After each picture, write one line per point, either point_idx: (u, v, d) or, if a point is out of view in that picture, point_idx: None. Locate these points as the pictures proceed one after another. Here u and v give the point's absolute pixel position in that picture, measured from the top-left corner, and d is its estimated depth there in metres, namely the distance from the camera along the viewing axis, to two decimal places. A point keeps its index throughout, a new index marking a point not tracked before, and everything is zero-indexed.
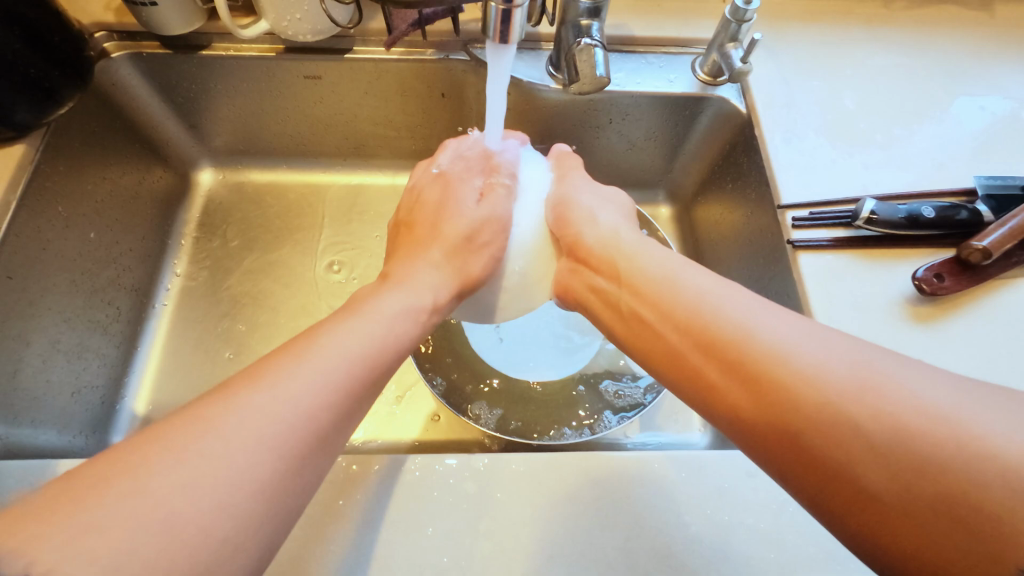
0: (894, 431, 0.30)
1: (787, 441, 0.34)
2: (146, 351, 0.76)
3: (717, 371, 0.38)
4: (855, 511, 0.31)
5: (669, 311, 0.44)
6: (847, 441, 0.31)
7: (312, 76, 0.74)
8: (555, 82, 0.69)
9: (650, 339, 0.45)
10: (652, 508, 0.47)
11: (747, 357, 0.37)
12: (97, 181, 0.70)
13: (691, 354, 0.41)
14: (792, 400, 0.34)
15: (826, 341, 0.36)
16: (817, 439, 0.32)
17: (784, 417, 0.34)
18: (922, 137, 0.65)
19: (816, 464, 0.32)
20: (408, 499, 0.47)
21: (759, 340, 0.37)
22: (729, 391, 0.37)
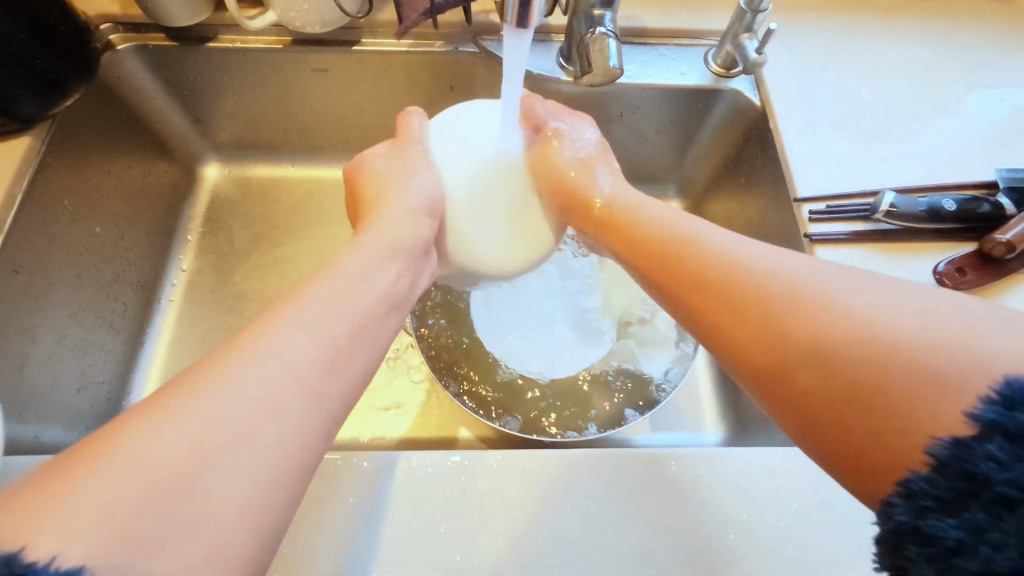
0: (834, 327, 0.34)
1: (746, 343, 0.38)
2: (153, 347, 0.75)
3: (688, 292, 0.43)
4: (800, 404, 0.35)
5: (647, 248, 0.48)
6: (794, 336, 0.36)
7: (320, 69, 0.73)
8: (566, 74, 0.68)
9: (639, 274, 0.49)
10: (668, 505, 0.46)
11: (713, 278, 0.42)
12: (103, 175, 0.69)
13: (664, 288, 0.45)
14: (744, 316, 0.39)
15: (790, 259, 0.40)
16: (771, 339, 0.37)
17: (744, 325, 0.39)
18: (941, 129, 0.63)
19: (766, 367, 0.37)
20: (420, 496, 0.46)
21: (726, 262, 0.42)
22: (699, 309, 0.42)
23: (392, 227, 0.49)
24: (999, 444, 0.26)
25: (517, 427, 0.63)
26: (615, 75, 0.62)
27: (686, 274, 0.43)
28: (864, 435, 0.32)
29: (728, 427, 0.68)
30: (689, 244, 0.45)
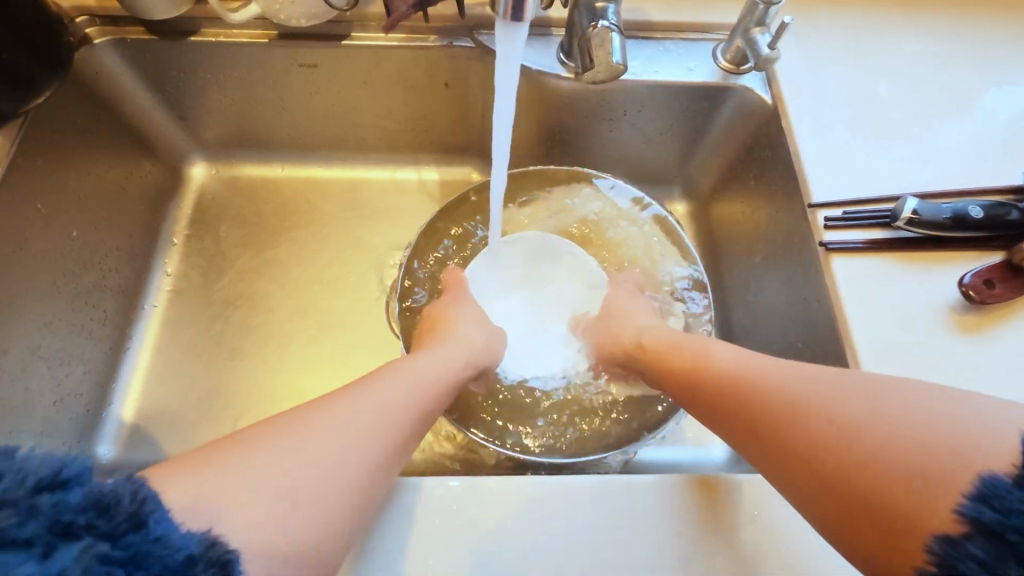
0: (821, 422, 0.38)
1: (762, 459, 0.42)
2: (136, 356, 0.72)
3: (707, 417, 0.48)
4: (829, 507, 0.37)
5: (672, 366, 0.53)
6: (795, 441, 0.39)
7: (308, 65, 0.70)
8: (567, 70, 0.65)
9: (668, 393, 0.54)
10: (673, 535, 0.43)
11: (716, 395, 0.47)
12: (82, 176, 0.66)
13: (693, 404, 0.50)
14: (751, 415, 0.43)
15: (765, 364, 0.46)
16: (777, 444, 0.41)
17: (751, 433, 0.43)
18: (964, 129, 0.60)
19: (786, 468, 0.40)
20: (408, 525, 0.43)
21: (719, 377, 0.48)
22: (722, 431, 0.47)
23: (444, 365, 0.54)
24: (980, 545, 0.29)
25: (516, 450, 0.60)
26: (620, 71, 0.58)
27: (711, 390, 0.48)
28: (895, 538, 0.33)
29: None
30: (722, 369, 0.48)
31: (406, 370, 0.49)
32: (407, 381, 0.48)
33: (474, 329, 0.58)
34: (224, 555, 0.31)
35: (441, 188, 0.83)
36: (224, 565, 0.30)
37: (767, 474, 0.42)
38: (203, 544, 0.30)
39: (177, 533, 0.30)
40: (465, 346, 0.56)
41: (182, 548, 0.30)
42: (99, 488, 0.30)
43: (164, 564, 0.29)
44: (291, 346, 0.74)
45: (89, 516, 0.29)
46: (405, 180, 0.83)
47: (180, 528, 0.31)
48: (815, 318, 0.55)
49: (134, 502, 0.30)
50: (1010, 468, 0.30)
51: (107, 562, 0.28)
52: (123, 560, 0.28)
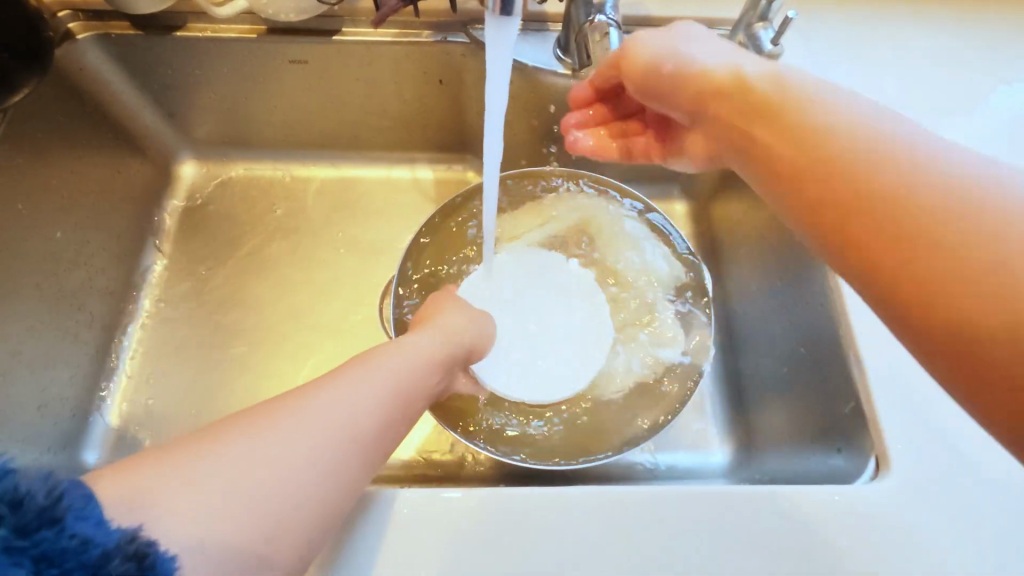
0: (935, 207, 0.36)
1: (883, 237, 0.37)
2: (123, 359, 0.71)
3: (813, 190, 0.42)
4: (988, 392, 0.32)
5: (789, 140, 0.45)
6: (912, 219, 0.36)
7: (298, 61, 0.68)
8: (563, 67, 0.63)
9: (767, 155, 0.47)
10: (673, 549, 0.42)
11: (821, 163, 0.42)
12: (65, 176, 0.65)
13: (788, 180, 0.45)
14: (854, 185, 0.40)
15: (881, 120, 0.42)
16: (911, 224, 0.36)
17: (849, 197, 0.40)
18: (973, 128, 0.58)
19: (893, 255, 0.36)
20: (397, 540, 0.42)
21: (847, 163, 0.41)
22: (820, 203, 0.42)
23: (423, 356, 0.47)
24: None
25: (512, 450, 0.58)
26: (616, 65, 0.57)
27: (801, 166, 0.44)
28: (976, 364, 0.32)
29: (738, 448, 0.64)
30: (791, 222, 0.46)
31: (394, 352, 0.44)
32: (396, 369, 0.42)
33: (466, 321, 0.53)
34: (142, 548, 0.27)
35: (437, 187, 0.81)
36: (140, 560, 0.27)
37: (885, 314, 0.36)
38: (122, 538, 0.27)
39: (102, 527, 0.27)
40: (445, 331, 0.50)
41: (98, 544, 0.27)
42: (15, 484, 0.27)
43: (80, 561, 0.26)
44: (284, 348, 0.72)
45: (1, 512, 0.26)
46: (399, 179, 0.82)
47: (108, 522, 0.28)
48: (819, 322, 0.54)
49: (48, 498, 0.27)
50: None
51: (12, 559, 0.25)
52: (30, 561, 0.25)
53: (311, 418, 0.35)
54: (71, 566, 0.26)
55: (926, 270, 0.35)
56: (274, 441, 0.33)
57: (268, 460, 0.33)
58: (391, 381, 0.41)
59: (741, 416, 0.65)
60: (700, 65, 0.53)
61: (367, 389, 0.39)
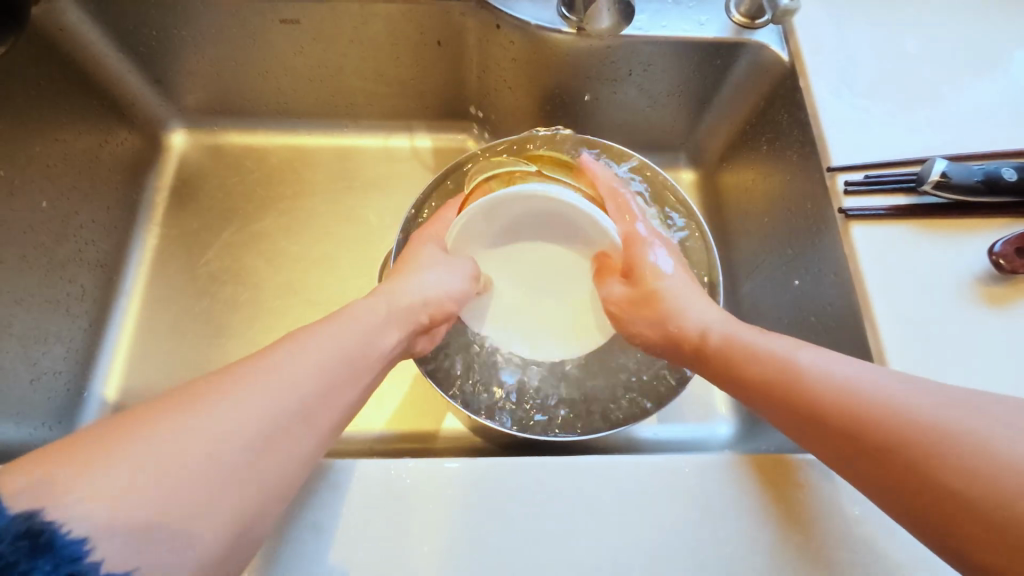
0: (960, 467, 0.31)
1: (881, 467, 0.34)
2: (116, 335, 0.69)
3: (812, 436, 0.38)
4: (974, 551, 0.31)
5: (764, 382, 0.41)
6: (927, 476, 0.32)
7: (289, 20, 0.65)
8: (569, 25, 0.60)
9: (779, 403, 0.40)
10: (680, 519, 0.41)
11: (824, 417, 0.37)
12: (49, 143, 0.62)
13: (821, 444, 0.37)
14: (854, 415, 0.36)
15: (907, 383, 0.36)
16: (895, 461, 0.33)
17: (836, 423, 0.36)
18: (995, 88, 0.56)
19: (891, 476, 0.34)
20: (400, 510, 0.41)
21: (831, 421, 0.36)
22: (825, 449, 0.37)
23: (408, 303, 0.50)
24: None
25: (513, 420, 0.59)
26: (625, 10, 0.59)
27: (826, 424, 0.37)
28: (905, 476, 0.33)
29: (743, 420, 0.63)
30: (815, 386, 0.38)
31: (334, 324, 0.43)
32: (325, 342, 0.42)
33: (440, 277, 0.53)
34: (37, 527, 0.27)
35: (436, 157, 0.79)
36: (36, 538, 0.27)
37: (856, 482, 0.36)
38: (20, 519, 0.27)
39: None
40: (408, 290, 0.51)
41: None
42: None
43: None
44: (282, 322, 0.71)
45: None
46: (397, 149, 0.79)
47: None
48: (830, 291, 0.53)
49: None
50: None
51: None
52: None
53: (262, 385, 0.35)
54: None
55: (891, 463, 0.34)
56: (234, 410, 0.34)
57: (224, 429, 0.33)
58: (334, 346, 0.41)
59: None
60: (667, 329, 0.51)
61: (314, 358, 0.39)
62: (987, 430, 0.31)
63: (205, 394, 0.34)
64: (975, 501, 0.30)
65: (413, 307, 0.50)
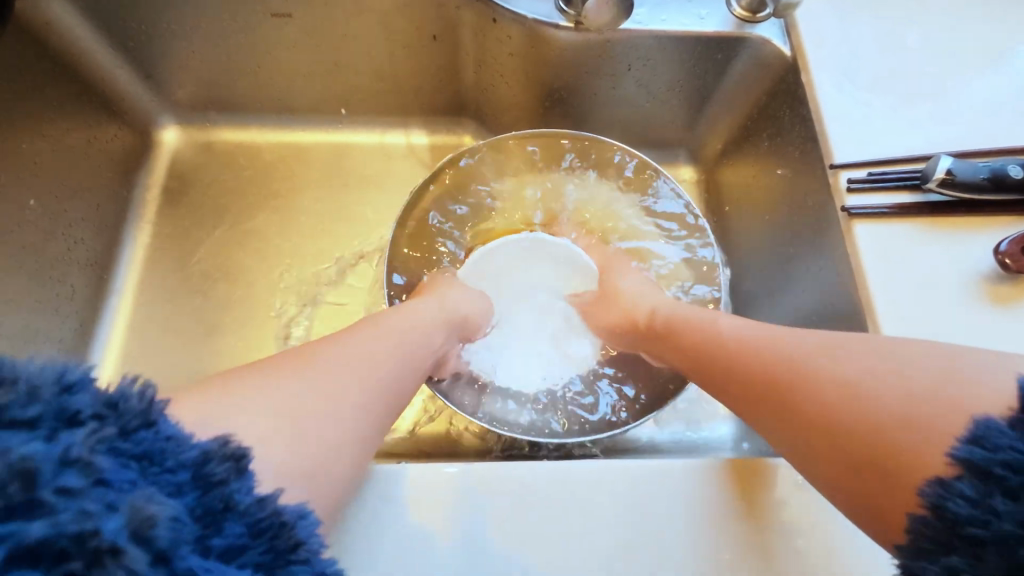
0: (813, 398, 0.37)
1: (764, 408, 0.40)
2: (107, 335, 0.68)
3: (721, 389, 0.45)
4: (828, 471, 0.36)
5: (689, 345, 0.48)
6: (793, 407, 0.38)
7: (281, 14, 0.64)
8: (566, 18, 0.59)
9: (698, 363, 0.47)
10: (680, 523, 0.40)
11: (725, 369, 0.44)
12: (36, 139, 0.61)
13: (728, 395, 0.44)
14: (744, 365, 0.43)
15: (792, 337, 0.42)
16: (771, 400, 0.40)
17: (735, 375, 0.43)
18: (1001, 83, 0.54)
19: (771, 413, 0.40)
20: (395, 516, 0.40)
21: (732, 373, 0.43)
22: (731, 399, 0.44)
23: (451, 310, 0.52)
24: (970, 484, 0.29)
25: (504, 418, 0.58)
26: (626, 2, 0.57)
27: (726, 375, 0.44)
28: (778, 411, 0.39)
29: (742, 420, 0.63)
30: (724, 344, 0.45)
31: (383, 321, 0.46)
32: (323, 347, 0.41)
33: (471, 297, 0.56)
34: (239, 451, 0.29)
35: (432, 154, 0.78)
36: (238, 461, 0.29)
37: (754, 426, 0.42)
38: (217, 443, 0.29)
39: (189, 437, 0.29)
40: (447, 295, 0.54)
41: (189, 451, 0.28)
42: (106, 393, 0.27)
43: (178, 460, 0.28)
44: (276, 322, 0.70)
45: (98, 415, 0.26)
46: (393, 145, 0.78)
47: (190, 436, 0.29)
48: (833, 291, 0.52)
49: (142, 402, 0.28)
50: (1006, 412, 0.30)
51: (120, 459, 0.26)
52: (137, 459, 0.26)
53: (333, 360, 0.38)
54: (173, 466, 0.27)
55: (771, 403, 0.40)
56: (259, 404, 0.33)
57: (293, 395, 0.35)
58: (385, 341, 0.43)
59: None
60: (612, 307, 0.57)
61: (367, 349, 0.41)
62: (835, 365, 0.37)
63: (273, 369, 0.36)
64: (821, 424, 0.36)
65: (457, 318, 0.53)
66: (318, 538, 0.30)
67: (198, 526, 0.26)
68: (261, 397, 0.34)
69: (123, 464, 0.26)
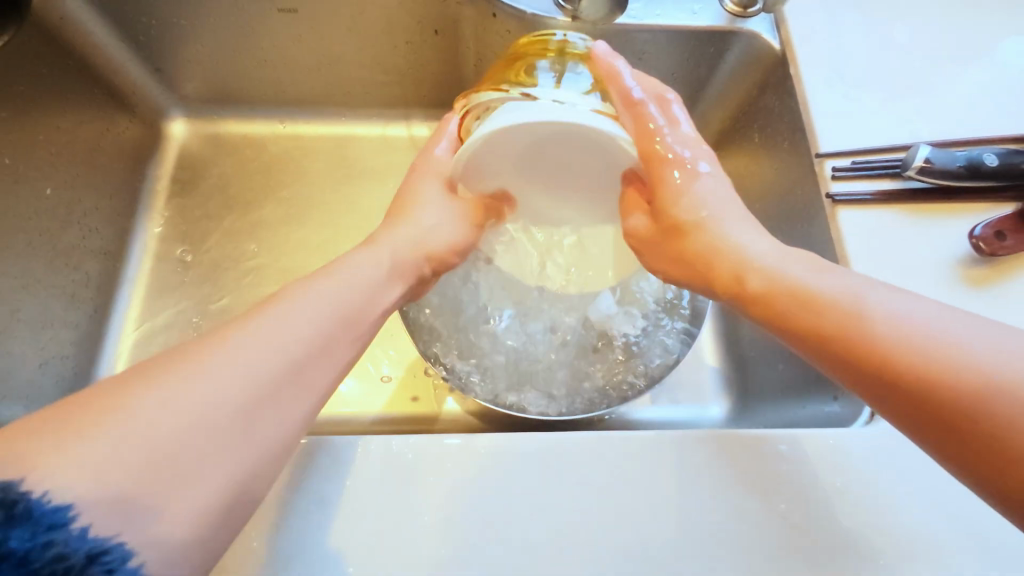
0: (981, 385, 0.31)
1: (899, 387, 0.34)
2: (121, 321, 0.71)
3: (830, 355, 0.37)
4: (984, 467, 0.31)
5: (780, 301, 0.39)
6: (949, 393, 0.32)
7: (287, 9, 0.66)
8: (564, 14, 0.61)
9: (796, 321, 0.39)
10: (668, 488, 0.43)
11: (840, 334, 0.36)
12: (51, 131, 0.63)
13: (839, 364, 0.36)
14: (873, 332, 0.35)
15: (922, 308, 0.35)
16: (916, 379, 0.33)
17: (857, 341, 0.36)
18: (980, 76, 0.57)
19: (911, 394, 0.33)
20: (401, 483, 0.43)
21: (853, 340, 0.36)
22: (843, 369, 0.36)
23: (398, 245, 0.49)
24: None
25: (488, 389, 0.59)
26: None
27: (844, 341, 0.36)
28: (924, 393, 0.33)
29: (734, 401, 0.65)
30: (855, 305, 0.36)
31: (313, 292, 0.41)
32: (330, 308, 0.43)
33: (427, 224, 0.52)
34: (11, 497, 0.27)
35: None
36: (11, 508, 0.27)
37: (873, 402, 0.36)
38: None
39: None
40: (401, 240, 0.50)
41: None
42: None
43: None
44: None
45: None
46: (395, 137, 0.80)
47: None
48: None
49: None
50: None
51: None
52: None
53: (250, 351, 0.35)
54: None
55: (914, 382, 0.33)
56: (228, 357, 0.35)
57: (227, 385, 0.34)
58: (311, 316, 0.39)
59: (738, 371, 0.66)
60: (692, 242, 0.45)
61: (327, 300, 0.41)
62: (999, 351, 0.32)
63: (221, 340, 0.35)
64: (992, 416, 0.31)
65: (410, 258, 0.50)
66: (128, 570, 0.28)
67: None
68: (211, 377, 0.33)
69: None
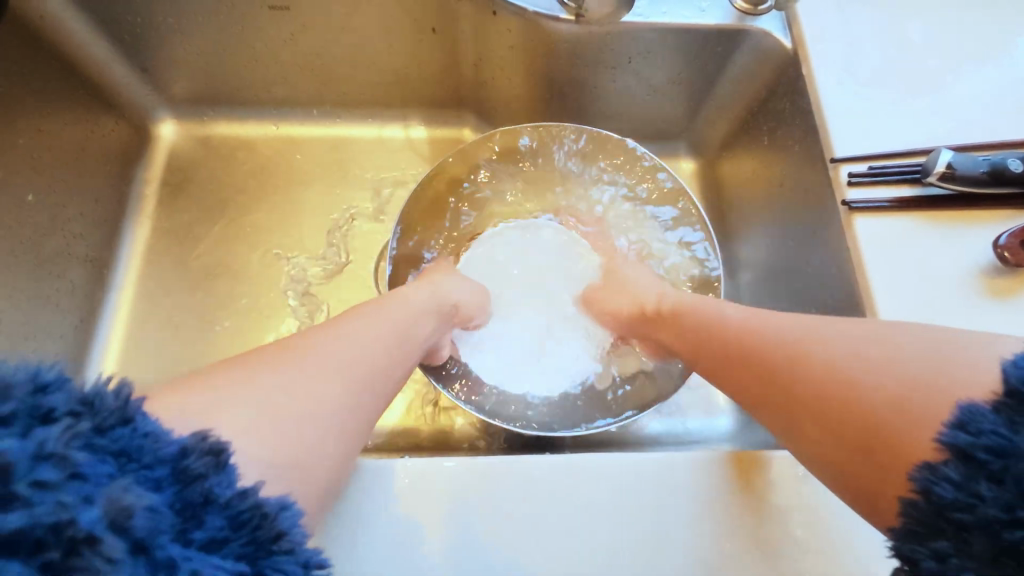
0: (803, 374, 0.38)
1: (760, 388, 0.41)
2: (109, 330, 0.68)
3: (720, 368, 0.45)
4: (820, 447, 0.36)
5: (685, 328, 0.49)
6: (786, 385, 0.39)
7: (279, 7, 0.63)
8: (567, 11, 0.58)
9: (698, 344, 0.47)
10: (678, 513, 0.41)
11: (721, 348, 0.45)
12: (32, 134, 0.60)
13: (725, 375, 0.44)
14: (737, 342, 0.43)
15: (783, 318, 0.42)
16: (766, 377, 0.40)
17: (730, 352, 0.44)
18: (1000, 76, 0.55)
19: (765, 391, 0.40)
20: (399, 509, 0.40)
21: (727, 351, 0.44)
22: (729, 381, 0.44)
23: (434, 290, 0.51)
24: (957, 468, 0.29)
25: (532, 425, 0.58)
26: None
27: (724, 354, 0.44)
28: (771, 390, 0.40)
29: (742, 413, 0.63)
30: (727, 323, 0.45)
31: (351, 324, 0.41)
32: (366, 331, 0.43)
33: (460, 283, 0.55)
34: (219, 446, 0.29)
35: (431, 148, 0.77)
36: (218, 456, 0.28)
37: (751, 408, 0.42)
38: (197, 438, 0.28)
39: (168, 432, 0.28)
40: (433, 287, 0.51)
41: (171, 445, 0.27)
42: (79, 389, 0.27)
43: (158, 456, 0.27)
44: (275, 318, 0.70)
45: (73, 412, 0.26)
46: (391, 139, 0.77)
47: (169, 431, 0.28)
48: (832, 285, 0.52)
49: (118, 400, 0.27)
50: (990, 396, 0.30)
51: (96, 454, 0.25)
52: (113, 456, 0.26)
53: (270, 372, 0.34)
54: (150, 462, 0.27)
55: (768, 380, 0.40)
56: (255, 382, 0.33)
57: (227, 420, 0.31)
58: (362, 351, 0.40)
59: None
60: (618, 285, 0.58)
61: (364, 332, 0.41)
62: (818, 342, 0.38)
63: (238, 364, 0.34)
64: (811, 399, 0.37)
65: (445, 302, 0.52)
66: (301, 530, 0.29)
67: (176, 524, 0.26)
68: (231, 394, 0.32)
69: (92, 449, 0.25)
